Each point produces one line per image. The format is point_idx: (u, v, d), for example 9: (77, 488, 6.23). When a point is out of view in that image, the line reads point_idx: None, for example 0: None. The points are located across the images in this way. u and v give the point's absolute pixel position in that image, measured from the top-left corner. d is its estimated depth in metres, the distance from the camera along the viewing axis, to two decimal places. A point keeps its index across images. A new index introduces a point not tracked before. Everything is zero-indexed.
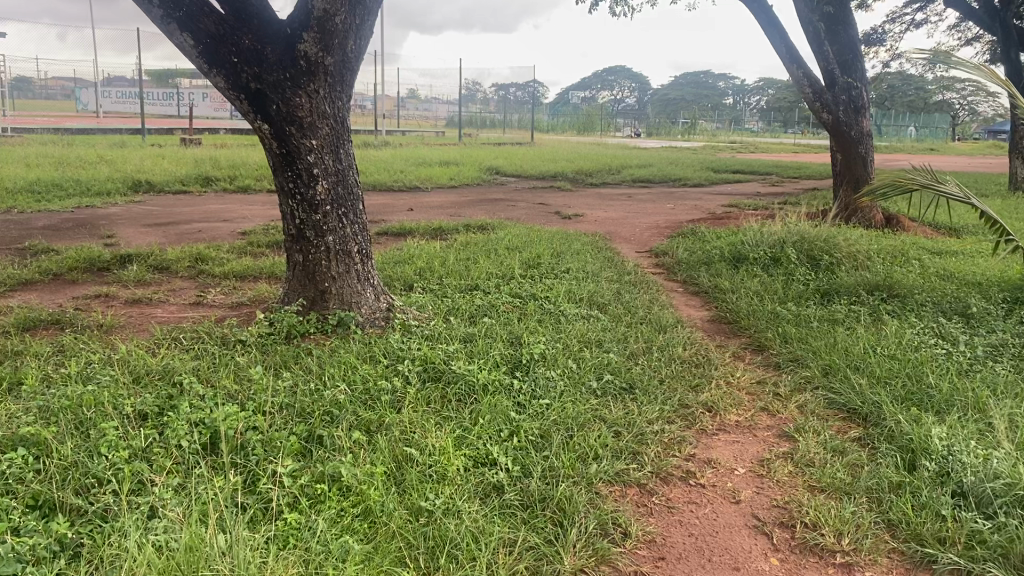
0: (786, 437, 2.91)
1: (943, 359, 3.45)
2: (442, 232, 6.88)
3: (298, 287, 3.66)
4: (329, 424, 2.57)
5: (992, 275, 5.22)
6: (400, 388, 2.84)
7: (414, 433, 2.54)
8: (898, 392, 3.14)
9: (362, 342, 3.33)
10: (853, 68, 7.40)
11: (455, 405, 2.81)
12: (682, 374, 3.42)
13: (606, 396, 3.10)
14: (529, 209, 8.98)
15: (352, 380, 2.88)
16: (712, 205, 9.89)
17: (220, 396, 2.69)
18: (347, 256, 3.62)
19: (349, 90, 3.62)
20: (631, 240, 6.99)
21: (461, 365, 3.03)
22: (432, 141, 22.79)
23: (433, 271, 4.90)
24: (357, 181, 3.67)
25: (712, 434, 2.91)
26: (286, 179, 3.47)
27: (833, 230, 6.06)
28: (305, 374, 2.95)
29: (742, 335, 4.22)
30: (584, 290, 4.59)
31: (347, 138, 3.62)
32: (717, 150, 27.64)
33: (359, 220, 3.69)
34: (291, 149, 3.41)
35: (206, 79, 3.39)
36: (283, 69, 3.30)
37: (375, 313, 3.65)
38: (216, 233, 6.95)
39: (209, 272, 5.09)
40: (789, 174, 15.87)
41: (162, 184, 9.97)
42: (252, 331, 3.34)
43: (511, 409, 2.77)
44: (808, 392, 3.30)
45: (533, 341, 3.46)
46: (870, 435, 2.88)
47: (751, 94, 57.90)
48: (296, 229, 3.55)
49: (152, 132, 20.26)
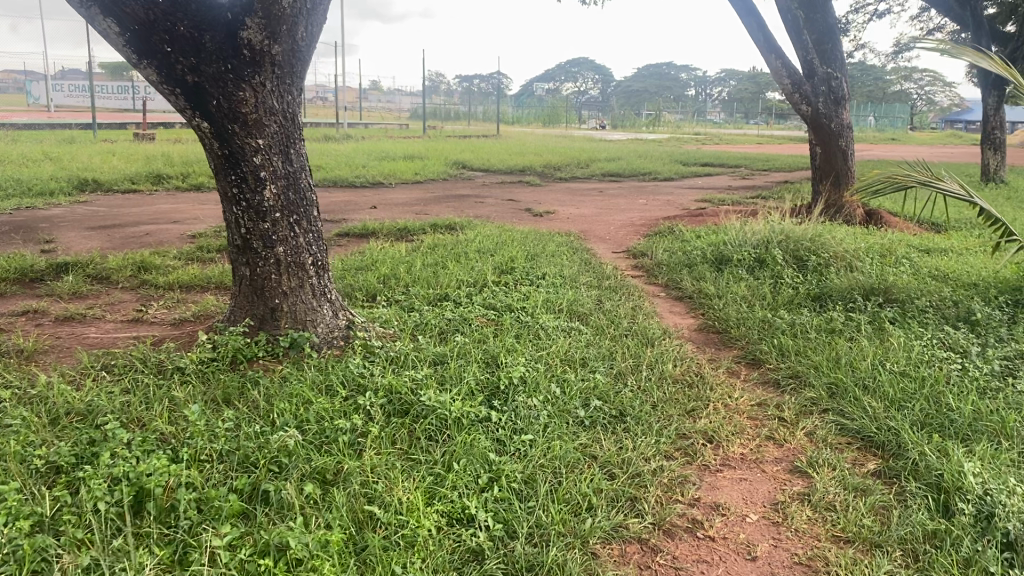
0: (798, 472, 2.58)
1: (958, 376, 3.15)
2: (407, 233, 6.51)
3: (244, 304, 3.26)
4: (276, 477, 2.20)
5: (988, 275, 4.96)
6: (360, 426, 2.48)
7: (376, 485, 2.18)
8: (915, 417, 2.83)
9: (318, 369, 2.95)
10: (832, 58, 7.07)
11: (425, 444, 2.46)
12: (675, 396, 3.08)
13: (595, 427, 2.76)
14: (498, 206, 8.62)
15: (305, 418, 2.50)
16: (686, 200, 9.60)
17: (150, 445, 2.30)
18: (299, 270, 3.23)
19: (300, 82, 3.23)
20: (606, 240, 6.67)
21: (432, 395, 2.67)
22: (396, 134, 22.33)
23: (398, 279, 4.52)
24: (310, 185, 3.28)
25: (715, 471, 2.57)
26: (229, 184, 3.07)
27: (820, 228, 5.77)
28: (251, 412, 2.57)
29: (734, 347, 3.90)
30: (562, 298, 4.24)
31: (299, 137, 3.23)
32: (683, 141, 27.54)
33: (314, 229, 3.31)
34: (234, 150, 3.01)
35: (135, 71, 2.97)
36: (224, 60, 2.90)
37: (332, 332, 3.27)
38: (164, 236, 6.49)
39: (153, 283, 4.66)
40: (758, 165, 15.70)
41: (110, 183, 9.46)
42: (191, 357, 2.94)
43: (489, 450, 2.42)
44: (816, 417, 2.98)
45: (511, 362, 3.10)
46: (893, 469, 2.57)
47: (714, 84, 58.07)
48: (242, 239, 3.15)
49: (103, 127, 19.51)
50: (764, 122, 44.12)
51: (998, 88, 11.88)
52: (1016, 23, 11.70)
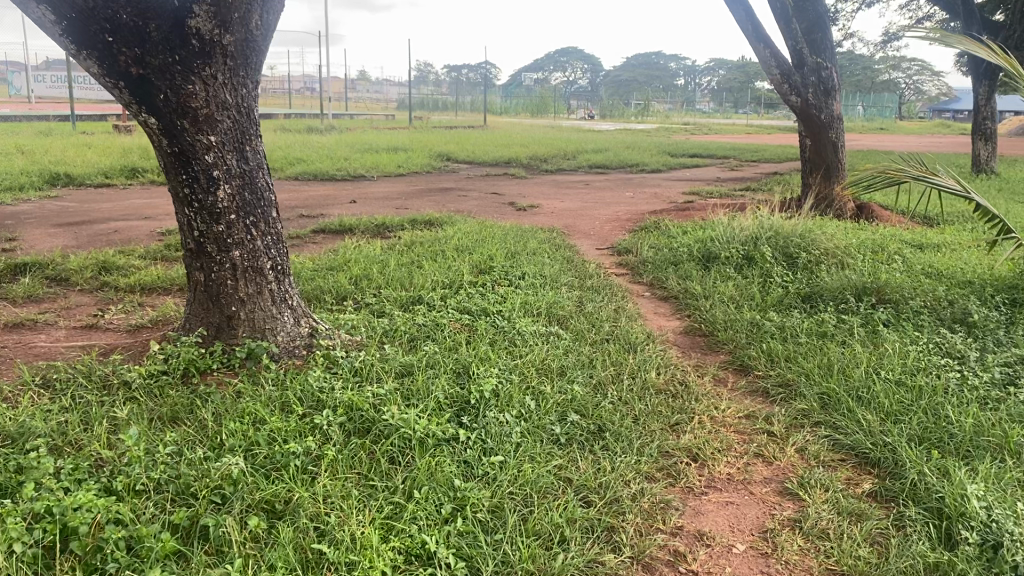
0: (789, 494, 2.40)
1: (957, 385, 2.97)
2: (385, 229, 6.31)
3: (199, 312, 3.05)
4: (218, 510, 2.00)
5: (983, 272, 4.81)
6: (315, 449, 2.29)
7: (329, 519, 2.00)
8: (913, 431, 2.66)
9: (275, 383, 2.75)
10: (822, 48, 6.88)
11: (385, 468, 2.27)
12: (657, 409, 2.90)
13: (571, 445, 2.58)
14: (480, 201, 8.42)
15: (255, 441, 2.31)
16: (673, 193, 9.42)
17: (81, 473, 2.10)
18: (258, 275, 3.03)
19: (256, 74, 3.02)
20: (590, 235, 6.48)
21: (395, 412, 2.49)
22: (381, 126, 22.13)
23: (371, 280, 4.32)
24: (268, 185, 3.08)
25: (701, 494, 2.38)
26: (180, 184, 2.86)
27: (810, 223, 5.59)
28: (198, 434, 2.38)
29: (721, 351, 3.73)
30: (542, 300, 4.04)
31: (255, 133, 3.03)
32: (671, 131, 27.43)
33: (273, 231, 3.11)
34: (185, 147, 2.80)
35: (75, 63, 2.74)
36: (171, 51, 2.67)
37: (293, 340, 3.08)
38: (133, 233, 6.27)
39: (113, 286, 4.44)
40: (747, 156, 15.52)
41: (82, 177, 9.20)
42: (138, 371, 2.74)
43: (454, 476, 2.24)
44: (807, 432, 2.80)
45: (483, 372, 2.91)
46: (889, 490, 2.39)
47: (702, 74, 57.94)
48: (194, 242, 2.94)
49: (82, 118, 19.18)
50: (753, 111, 43.96)
51: (991, 78, 11.87)
52: (1006, 12, 11.56)
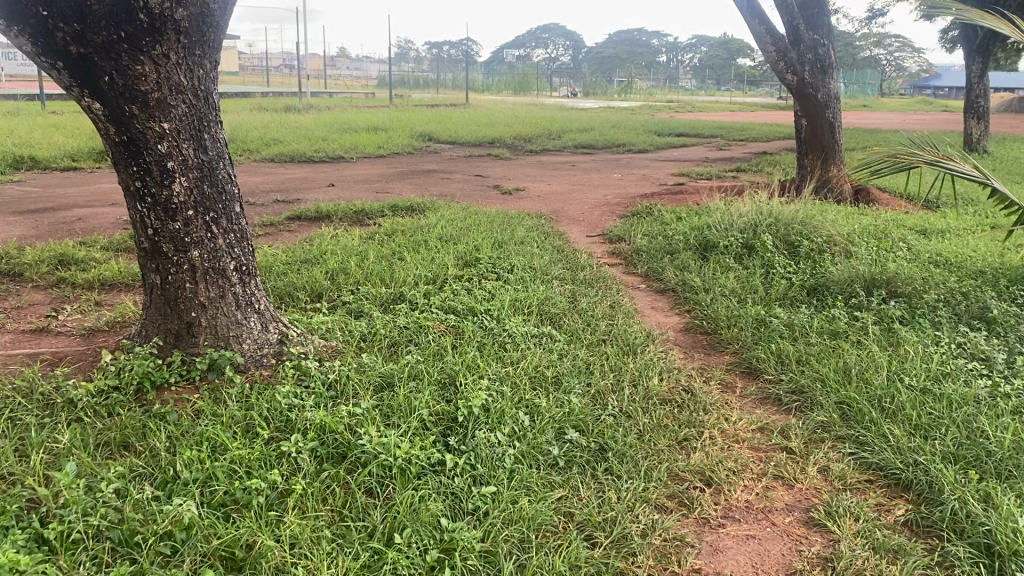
0: (815, 524, 2.15)
1: (987, 393, 2.71)
2: (365, 216, 6.00)
3: (156, 318, 2.75)
4: (167, 565, 1.72)
5: (994, 261, 4.56)
6: (281, 483, 2.01)
7: (297, 571, 1.72)
8: (947, 447, 2.41)
9: (239, 400, 2.47)
10: (819, 23, 6.55)
11: (362, 503, 2.00)
12: (663, 422, 2.64)
13: (570, 469, 2.31)
14: (464, 183, 8.12)
15: (213, 474, 2.03)
16: (662, 174, 9.15)
17: (6, 519, 1.80)
18: (221, 277, 2.73)
19: (214, 54, 2.71)
20: (580, 221, 6.19)
21: (375, 436, 2.21)
22: (361, 104, 21.71)
23: (348, 273, 4.02)
24: (230, 176, 2.77)
25: (717, 527, 2.12)
26: (130, 176, 2.55)
27: (809, 209, 5.34)
28: (150, 466, 2.09)
29: (726, 351, 3.47)
30: (532, 296, 3.76)
31: (214, 119, 2.72)
32: (654, 109, 27.14)
33: (237, 227, 2.81)
34: (135, 136, 2.49)
35: (6, 40, 2.41)
36: (116, 26, 2.35)
37: (261, 348, 2.79)
38: (97, 221, 5.92)
39: (70, 282, 4.11)
40: (733, 134, 15.26)
41: (48, 160, 8.79)
42: (85, 387, 2.44)
43: (440, 514, 1.96)
44: (830, 448, 2.54)
45: (471, 384, 2.64)
46: (927, 518, 2.14)
47: (685, 51, 57.56)
48: (149, 241, 2.63)
49: (51, 97, 18.63)
50: (736, 88, 43.70)
51: (982, 54, 11.57)
52: None
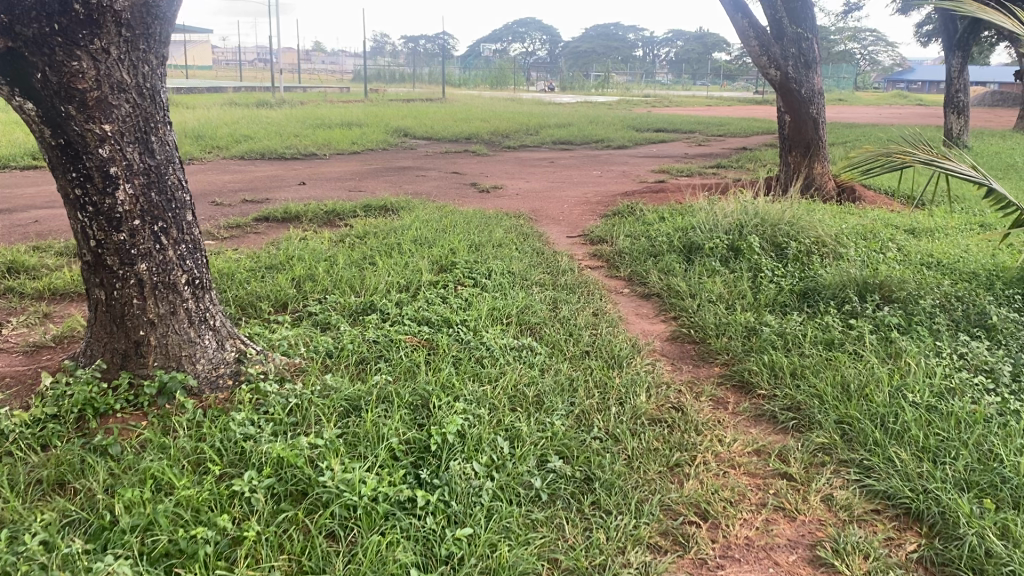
0: (822, 563, 1.97)
1: (996, 411, 2.54)
2: (336, 217, 5.76)
3: (101, 337, 2.52)
4: None
5: (987, 262, 4.41)
6: (231, 529, 1.79)
7: None
8: (959, 473, 2.23)
9: (190, 429, 2.25)
10: (802, 16, 6.39)
11: (322, 550, 1.79)
12: (653, 445, 2.45)
13: (554, 503, 2.12)
14: (440, 181, 7.90)
15: (155, 519, 1.80)
16: (642, 170, 8.99)
17: None
18: (172, 291, 2.51)
19: (161, 49, 2.49)
20: (560, 221, 6.00)
21: (338, 471, 2.00)
22: (335, 99, 21.33)
23: (316, 281, 3.80)
24: (180, 181, 2.54)
25: (715, 569, 1.93)
26: (68, 183, 2.31)
27: (796, 208, 5.17)
28: (85, 511, 1.86)
29: (715, 362, 3.29)
30: (511, 304, 3.57)
31: (162, 121, 2.49)
32: (631, 103, 26.99)
33: (188, 237, 2.59)
34: (72, 139, 2.25)
35: None
36: (48, 18, 2.13)
37: (216, 369, 2.58)
38: (55, 224, 5.63)
39: (18, 291, 3.85)
40: (712, 130, 15.13)
41: (7, 159, 8.46)
42: (18, 417, 2.21)
43: (410, 564, 1.76)
44: (832, 474, 2.36)
45: (445, 407, 2.43)
46: (941, 556, 1.97)
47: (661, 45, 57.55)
48: (91, 253, 2.39)
49: None
50: (713, 83, 43.68)
51: (961, 49, 11.48)
52: None
